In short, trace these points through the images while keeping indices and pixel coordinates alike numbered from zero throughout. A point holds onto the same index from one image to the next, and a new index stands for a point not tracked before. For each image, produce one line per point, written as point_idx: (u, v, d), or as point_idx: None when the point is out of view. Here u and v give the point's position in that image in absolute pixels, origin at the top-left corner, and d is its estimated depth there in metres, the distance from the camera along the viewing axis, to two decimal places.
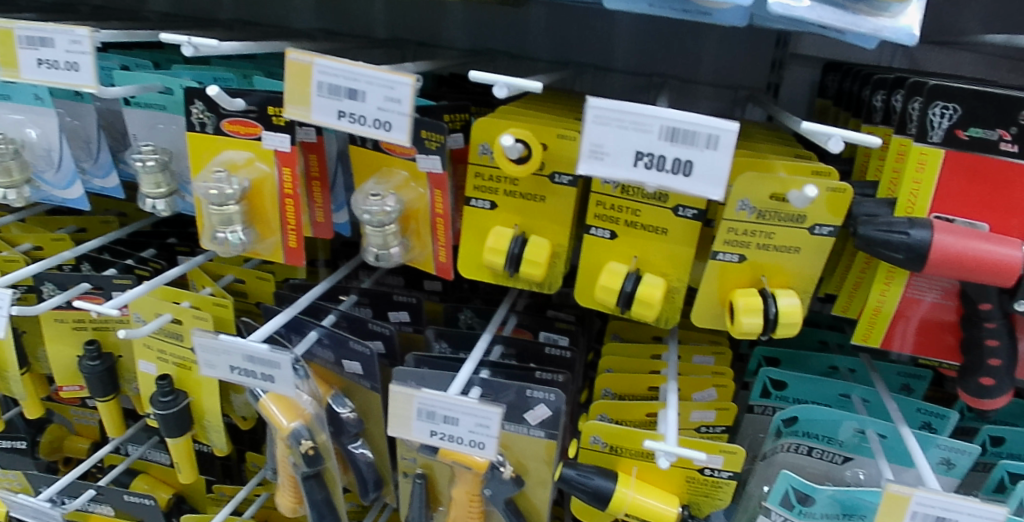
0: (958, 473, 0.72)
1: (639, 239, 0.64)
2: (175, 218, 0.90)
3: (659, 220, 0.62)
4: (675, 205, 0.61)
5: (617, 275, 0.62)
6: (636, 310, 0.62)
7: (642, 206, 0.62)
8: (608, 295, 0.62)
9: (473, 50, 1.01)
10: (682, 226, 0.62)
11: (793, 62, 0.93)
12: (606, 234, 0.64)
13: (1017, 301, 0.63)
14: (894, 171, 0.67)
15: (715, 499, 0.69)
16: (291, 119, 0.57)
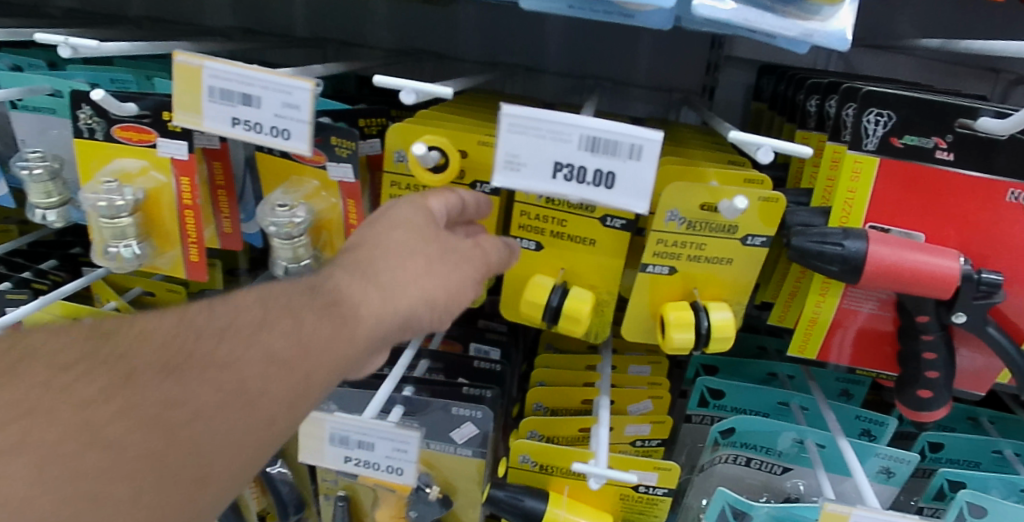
0: (897, 481, 0.71)
1: (567, 251, 0.61)
2: (79, 226, 0.86)
3: (586, 231, 0.59)
4: (603, 215, 0.58)
5: (543, 287, 0.59)
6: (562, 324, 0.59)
7: (569, 216, 0.59)
8: (534, 309, 0.59)
9: (399, 50, 0.99)
10: (608, 237, 0.59)
11: (726, 64, 0.92)
12: (532, 245, 0.62)
13: (954, 313, 0.61)
14: (828, 179, 0.65)
15: (652, 516, 0.67)
16: (180, 126, 0.54)
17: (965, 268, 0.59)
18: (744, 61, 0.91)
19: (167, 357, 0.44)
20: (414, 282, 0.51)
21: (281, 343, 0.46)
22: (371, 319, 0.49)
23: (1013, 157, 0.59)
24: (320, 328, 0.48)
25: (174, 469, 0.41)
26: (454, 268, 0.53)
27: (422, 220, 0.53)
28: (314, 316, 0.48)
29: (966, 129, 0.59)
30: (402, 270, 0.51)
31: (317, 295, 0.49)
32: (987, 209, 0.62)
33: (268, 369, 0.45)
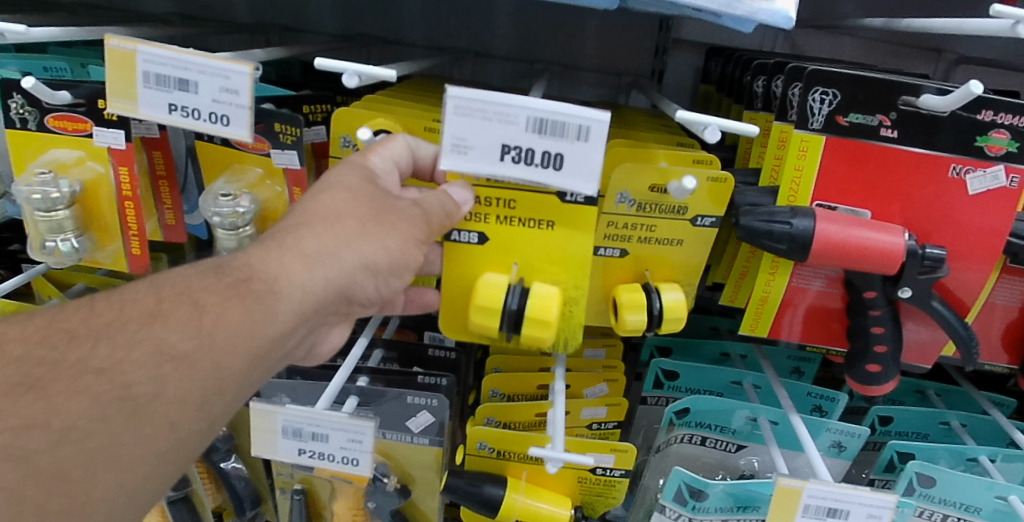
0: (849, 455, 0.73)
1: (520, 237, 0.58)
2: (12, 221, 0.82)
3: (540, 214, 0.56)
4: (561, 192, 0.55)
5: (497, 292, 0.55)
6: (526, 331, 0.55)
7: (517, 195, 0.56)
8: (492, 313, 0.55)
9: (344, 36, 0.97)
10: (563, 215, 0.56)
11: (674, 47, 0.93)
12: (474, 238, 0.58)
13: (900, 288, 0.62)
14: (776, 159, 0.65)
15: (610, 498, 0.68)
16: (117, 114, 0.51)
17: (910, 244, 0.60)
18: (693, 44, 0.92)
19: (28, 373, 0.43)
20: (347, 250, 0.50)
21: (175, 341, 0.46)
22: (291, 292, 0.49)
23: (956, 133, 0.61)
24: (231, 312, 0.47)
25: (42, 498, 0.39)
26: (391, 231, 0.51)
27: (355, 179, 0.51)
28: (221, 299, 0.47)
29: (909, 107, 0.60)
30: (321, 242, 0.50)
31: (228, 274, 0.49)
32: (930, 185, 0.63)
33: (183, 359, 0.45)
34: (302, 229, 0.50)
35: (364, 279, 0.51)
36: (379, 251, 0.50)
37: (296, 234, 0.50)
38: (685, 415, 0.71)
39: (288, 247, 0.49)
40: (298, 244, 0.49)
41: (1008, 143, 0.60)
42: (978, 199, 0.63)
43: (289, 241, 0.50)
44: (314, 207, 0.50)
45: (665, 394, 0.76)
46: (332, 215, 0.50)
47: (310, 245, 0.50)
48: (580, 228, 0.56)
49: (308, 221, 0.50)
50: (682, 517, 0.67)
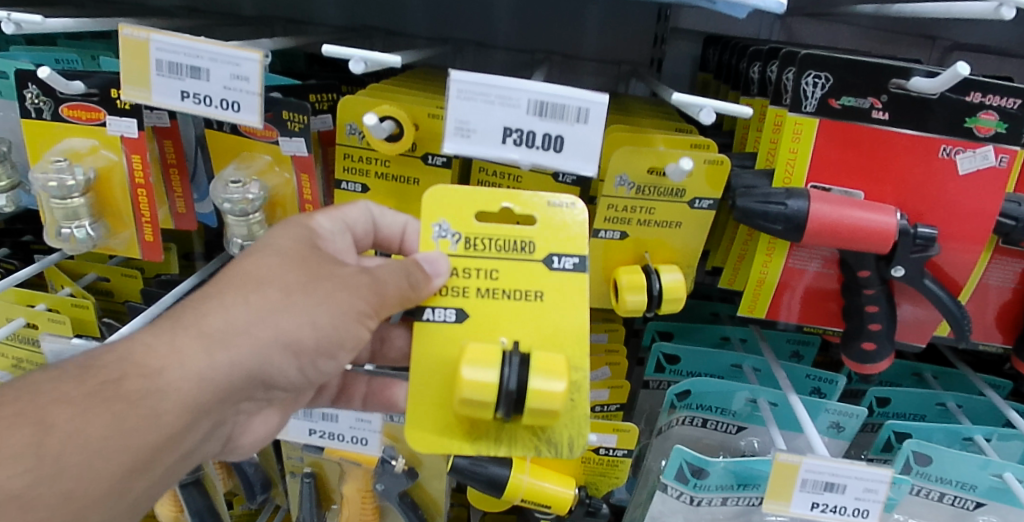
0: (848, 435, 0.74)
1: (504, 312, 0.52)
2: (27, 213, 0.84)
3: (531, 284, 0.52)
4: (546, 256, 0.51)
5: (495, 351, 0.46)
6: (534, 384, 0.44)
7: (504, 264, 0.52)
8: (493, 366, 0.45)
9: (348, 28, 0.99)
10: (556, 284, 0.52)
11: (673, 36, 0.94)
12: (451, 316, 0.52)
13: (893, 267, 0.64)
14: (771, 142, 0.67)
15: (613, 478, 0.69)
16: (131, 101, 0.54)
17: (903, 223, 0.62)
18: (692, 32, 0.94)
19: None
20: (268, 325, 0.48)
21: (11, 473, 0.38)
22: (178, 389, 0.44)
23: (946, 115, 0.62)
24: (93, 425, 0.41)
25: None
26: (326, 302, 0.49)
27: (297, 251, 0.51)
28: (84, 413, 0.41)
29: (900, 89, 0.62)
30: (236, 318, 0.47)
31: (91, 377, 0.43)
32: (921, 166, 0.65)
33: (33, 487, 0.39)
34: (215, 306, 0.47)
35: (283, 359, 0.49)
36: (309, 327, 0.48)
37: (208, 310, 0.47)
38: (686, 397, 0.72)
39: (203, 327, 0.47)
40: (213, 321, 0.47)
41: (997, 125, 0.62)
42: (968, 179, 0.65)
43: (199, 321, 0.47)
44: (245, 280, 0.49)
45: (667, 377, 0.77)
46: (260, 289, 0.48)
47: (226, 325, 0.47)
48: (574, 292, 0.52)
49: (229, 296, 0.48)
50: (683, 495, 0.68)
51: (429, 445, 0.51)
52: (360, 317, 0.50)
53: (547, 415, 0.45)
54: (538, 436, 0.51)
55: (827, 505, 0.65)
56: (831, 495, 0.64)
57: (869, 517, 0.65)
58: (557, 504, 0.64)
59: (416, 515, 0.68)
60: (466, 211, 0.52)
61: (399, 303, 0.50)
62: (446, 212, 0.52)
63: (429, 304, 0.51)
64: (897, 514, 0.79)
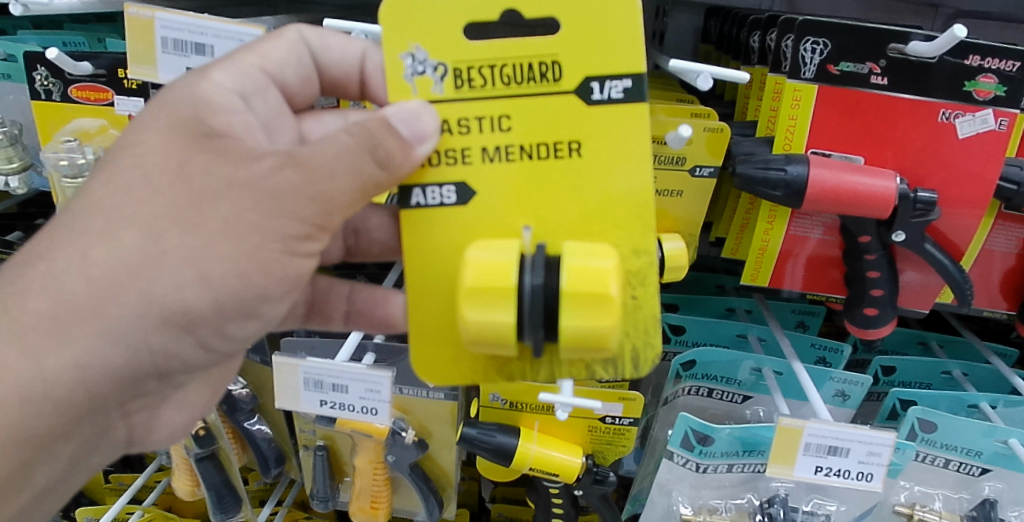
0: (853, 404, 0.75)
1: (524, 180, 0.44)
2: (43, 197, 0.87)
3: (563, 132, 0.43)
4: (581, 85, 0.43)
5: (509, 262, 0.40)
6: (569, 319, 0.39)
7: (512, 105, 0.43)
8: (506, 304, 0.39)
9: (350, 6, 1.00)
10: (591, 124, 0.43)
11: (674, 8, 0.95)
12: (452, 196, 0.44)
13: (894, 232, 0.65)
14: (771, 109, 0.68)
15: (620, 446, 0.70)
16: (137, 79, 0.55)
17: (902, 188, 0.62)
18: (693, 4, 0.94)
19: None
20: (133, 287, 0.41)
21: None
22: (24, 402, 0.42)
23: (945, 78, 0.63)
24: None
25: None
26: (221, 237, 0.41)
27: (180, 152, 0.41)
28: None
29: (897, 53, 0.62)
30: (72, 295, 0.41)
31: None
32: (921, 130, 0.65)
33: None
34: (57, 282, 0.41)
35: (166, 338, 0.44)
36: (187, 285, 0.41)
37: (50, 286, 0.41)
38: (692, 367, 0.73)
39: (53, 306, 0.41)
40: (59, 306, 0.41)
41: (996, 88, 0.62)
42: (968, 143, 0.65)
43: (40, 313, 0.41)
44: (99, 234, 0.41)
45: (673, 349, 0.78)
46: (119, 240, 0.41)
47: (82, 291, 0.41)
48: (617, 132, 0.43)
49: (80, 258, 0.41)
50: (690, 462, 0.68)
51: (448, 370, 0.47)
52: (288, 245, 0.43)
53: (593, 335, 0.39)
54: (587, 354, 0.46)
55: (831, 469, 0.65)
56: (834, 459, 0.65)
57: (873, 481, 0.66)
58: (564, 471, 0.65)
59: (426, 484, 0.69)
60: (453, 35, 0.43)
61: (356, 198, 0.43)
62: (419, 35, 0.43)
63: (418, 184, 0.44)
64: (903, 481, 0.80)
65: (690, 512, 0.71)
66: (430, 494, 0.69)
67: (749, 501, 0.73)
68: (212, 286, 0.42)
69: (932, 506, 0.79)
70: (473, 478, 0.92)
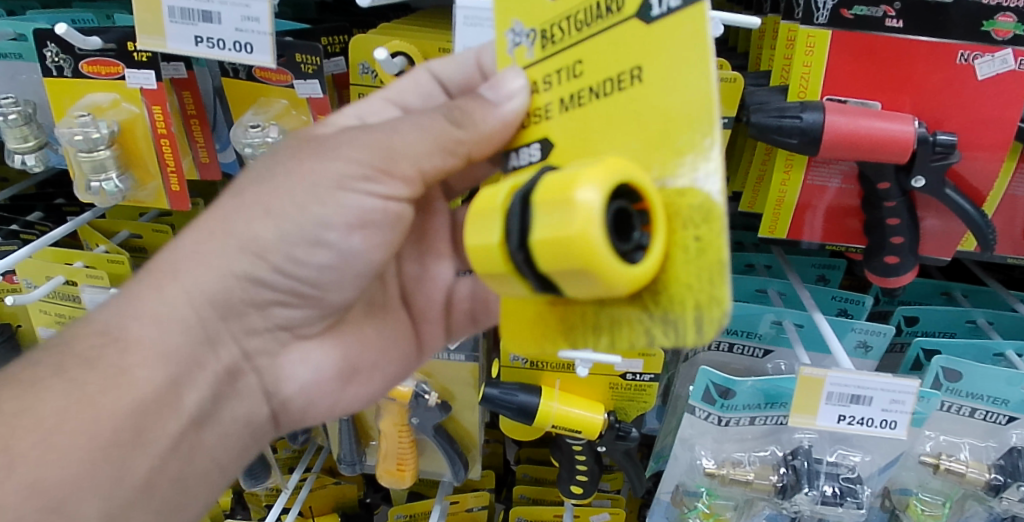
0: (875, 355, 0.74)
1: (588, 124, 0.35)
2: (61, 178, 0.89)
3: (620, 62, 0.33)
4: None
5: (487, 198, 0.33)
6: (540, 229, 0.28)
7: (582, 46, 0.36)
8: (492, 219, 0.32)
9: None
10: (655, 38, 0.32)
11: None
12: (536, 154, 0.39)
13: (913, 178, 0.64)
14: (785, 58, 0.67)
15: (642, 403, 0.70)
16: (146, 50, 0.56)
17: (920, 131, 0.61)
18: None
19: None
20: (223, 229, 0.50)
21: None
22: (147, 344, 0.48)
23: (963, 20, 0.62)
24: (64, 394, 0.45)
25: None
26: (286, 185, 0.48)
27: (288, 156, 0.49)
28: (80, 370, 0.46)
29: None
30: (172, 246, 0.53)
31: (72, 361, 0.46)
32: (937, 74, 0.64)
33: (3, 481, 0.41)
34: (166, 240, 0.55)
35: (247, 262, 0.50)
36: (256, 220, 0.49)
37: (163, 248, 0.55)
38: None
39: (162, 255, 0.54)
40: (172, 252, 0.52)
41: (1015, 26, 0.61)
42: (986, 85, 0.63)
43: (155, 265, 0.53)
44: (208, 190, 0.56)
45: None
46: (215, 208, 0.52)
47: (185, 235, 0.52)
48: (672, 49, 0.31)
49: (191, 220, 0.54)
50: (712, 416, 0.69)
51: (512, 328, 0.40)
52: (345, 181, 0.47)
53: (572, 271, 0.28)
54: (651, 312, 0.31)
55: (854, 417, 0.65)
56: (857, 407, 0.65)
57: (898, 429, 0.65)
58: (586, 428, 0.65)
59: (451, 444, 0.71)
60: None
61: (433, 150, 0.45)
62: (513, 9, 0.39)
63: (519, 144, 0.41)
64: (927, 431, 0.79)
65: (712, 466, 0.70)
66: (455, 455, 0.71)
67: (772, 453, 0.73)
68: (280, 216, 0.49)
69: (958, 456, 0.78)
70: (496, 442, 0.94)
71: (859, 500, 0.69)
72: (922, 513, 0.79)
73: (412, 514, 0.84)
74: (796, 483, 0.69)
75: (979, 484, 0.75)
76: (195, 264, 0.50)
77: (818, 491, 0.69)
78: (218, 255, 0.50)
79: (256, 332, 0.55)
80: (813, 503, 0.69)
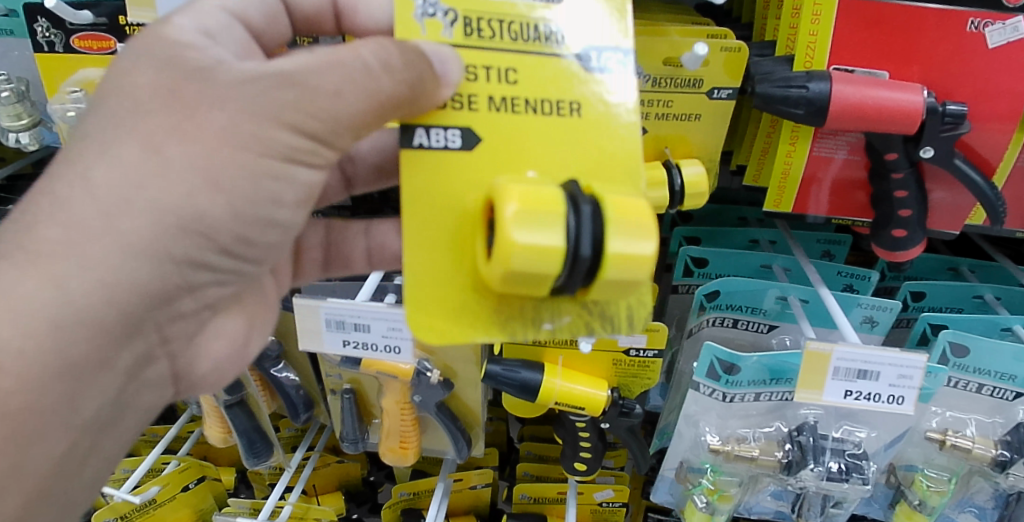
0: (881, 330, 0.73)
1: (528, 130, 0.41)
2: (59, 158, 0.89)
3: (563, 90, 0.41)
4: (579, 50, 0.42)
5: (544, 200, 0.34)
6: (616, 243, 0.34)
7: (518, 59, 0.41)
8: (555, 224, 0.33)
9: None
10: (590, 88, 0.42)
11: None
12: (456, 140, 0.40)
13: (922, 148, 0.62)
14: (790, 27, 0.65)
15: (645, 379, 0.70)
16: (136, 22, 0.55)
17: (930, 101, 0.60)
18: None
19: None
20: (142, 200, 0.40)
21: None
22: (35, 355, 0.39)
23: None
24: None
25: None
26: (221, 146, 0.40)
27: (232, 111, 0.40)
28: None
29: None
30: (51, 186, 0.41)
31: None
32: (948, 42, 0.62)
33: None
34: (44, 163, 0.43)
35: (180, 242, 0.41)
36: (195, 193, 0.40)
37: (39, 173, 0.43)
38: (716, 298, 0.72)
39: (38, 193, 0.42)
40: (62, 215, 0.40)
41: None
42: (998, 53, 0.62)
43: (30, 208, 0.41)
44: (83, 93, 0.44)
45: (695, 281, 0.77)
46: (120, 157, 0.40)
47: (77, 191, 0.40)
48: (609, 99, 0.42)
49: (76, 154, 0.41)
50: (716, 392, 0.68)
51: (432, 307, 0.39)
52: (290, 155, 0.42)
53: (628, 283, 0.35)
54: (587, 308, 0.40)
55: (860, 393, 0.65)
56: (864, 382, 0.64)
57: (904, 404, 0.65)
58: (590, 404, 0.65)
59: (454, 422, 0.71)
60: None
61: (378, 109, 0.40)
62: None
63: (421, 123, 0.40)
64: (934, 407, 0.78)
65: (717, 442, 0.70)
66: (458, 433, 0.71)
67: (777, 429, 0.72)
68: (224, 192, 0.41)
69: (965, 431, 0.77)
70: (500, 420, 0.94)
71: (865, 476, 0.68)
72: (927, 489, 0.77)
73: (415, 492, 0.84)
74: (801, 459, 0.69)
75: (985, 460, 0.74)
76: (103, 248, 0.40)
77: (823, 467, 0.68)
78: (143, 239, 0.40)
79: (181, 315, 0.48)
80: (818, 480, 0.68)
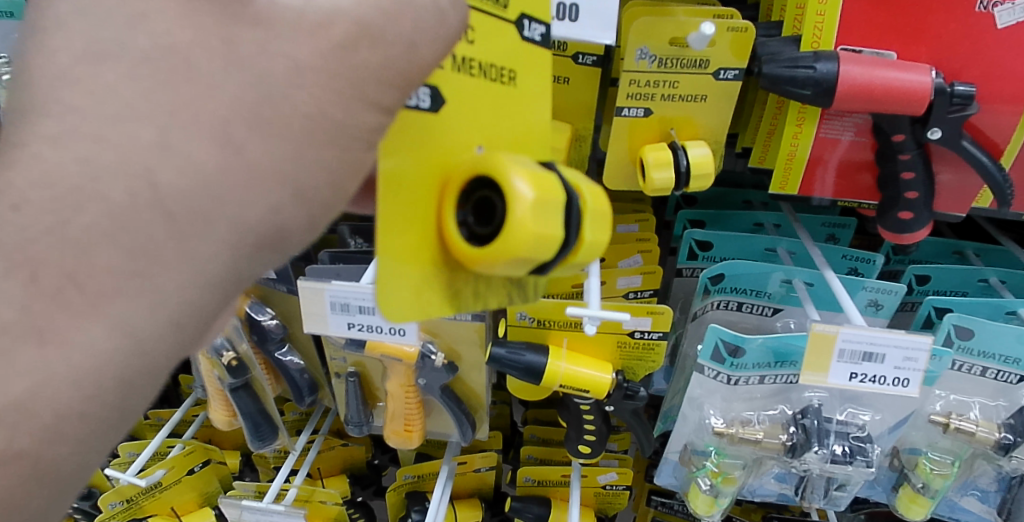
0: (886, 313, 0.73)
1: (483, 100, 0.34)
2: None
3: (506, 57, 0.35)
4: (520, 16, 0.35)
5: (549, 182, 0.32)
6: (595, 232, 0.35)
7: (469, 12, 0.33)
8: (558, 209, 0.32)
9: None
10: (524, 59, 0.36)
11: None
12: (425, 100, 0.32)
13: (929, 130, 0.62)
14: (797, 7, 0.65)
15: (650, 362, 0.69)
16: None
17: (938, 82, 0.59)
18: None
19: None
20: (222, 215, 0.31)
21: None
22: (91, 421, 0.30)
23: None
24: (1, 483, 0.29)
25: None
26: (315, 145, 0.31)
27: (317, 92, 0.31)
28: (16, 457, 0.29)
29: None
30: (66, 173, 0.29)
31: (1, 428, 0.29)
32: (957, 21, 0.62)
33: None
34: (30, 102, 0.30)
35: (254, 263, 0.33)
36: (282, 206, 0.32)
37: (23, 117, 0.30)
38: (720, 281, 0.72)
39: (38, 180, 0.29)
40: (123, 227, 0.29)
41: None
42: (1007, 34, 0.62)
43: (30, 201, 0.29)
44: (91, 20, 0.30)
45: (700, 265, 0.77)
46: (192, 155, 0.29)
47: (145, 204, 0.29)
48: (542, 77, 0.37)
49: (118, 136, 0.29)
50: (720, 375, 0.68)
51: (391, 293, 0.31)
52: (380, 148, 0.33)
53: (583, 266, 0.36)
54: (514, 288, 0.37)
55: (866, 375, 0.64)
56: (869, 364, 0.64)
57: (909, 386, 0.65)
58: (594, 387, 0.65)
59: (458, 404, 0.71)
60: None
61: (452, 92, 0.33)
62: None
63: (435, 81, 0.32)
64: (938, 390, 0.78)
65: (721, 425, 0.70)
66: (463, 416, 0.71)
67: (781, 411, 0.72)
68: (312, 204, 0.33)
69: (969, 414, 0.77)
70: (504, 403, 0.94)
71: (869, 459, 0.69)
72: (931, 472, 0.77)
73: (420, 475, 0.85)
74: (806, 441, 0.69)
75: (989, 443, 0.74)
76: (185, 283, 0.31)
77: (827, 450, 0.68)
78: (219, 267, 0.32)
79: None
80: (822, 462, 0.68)
